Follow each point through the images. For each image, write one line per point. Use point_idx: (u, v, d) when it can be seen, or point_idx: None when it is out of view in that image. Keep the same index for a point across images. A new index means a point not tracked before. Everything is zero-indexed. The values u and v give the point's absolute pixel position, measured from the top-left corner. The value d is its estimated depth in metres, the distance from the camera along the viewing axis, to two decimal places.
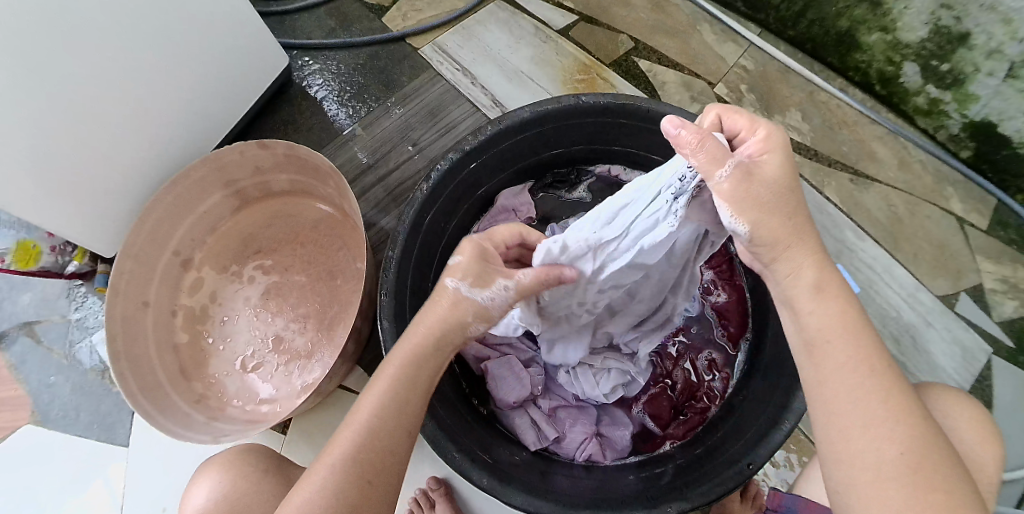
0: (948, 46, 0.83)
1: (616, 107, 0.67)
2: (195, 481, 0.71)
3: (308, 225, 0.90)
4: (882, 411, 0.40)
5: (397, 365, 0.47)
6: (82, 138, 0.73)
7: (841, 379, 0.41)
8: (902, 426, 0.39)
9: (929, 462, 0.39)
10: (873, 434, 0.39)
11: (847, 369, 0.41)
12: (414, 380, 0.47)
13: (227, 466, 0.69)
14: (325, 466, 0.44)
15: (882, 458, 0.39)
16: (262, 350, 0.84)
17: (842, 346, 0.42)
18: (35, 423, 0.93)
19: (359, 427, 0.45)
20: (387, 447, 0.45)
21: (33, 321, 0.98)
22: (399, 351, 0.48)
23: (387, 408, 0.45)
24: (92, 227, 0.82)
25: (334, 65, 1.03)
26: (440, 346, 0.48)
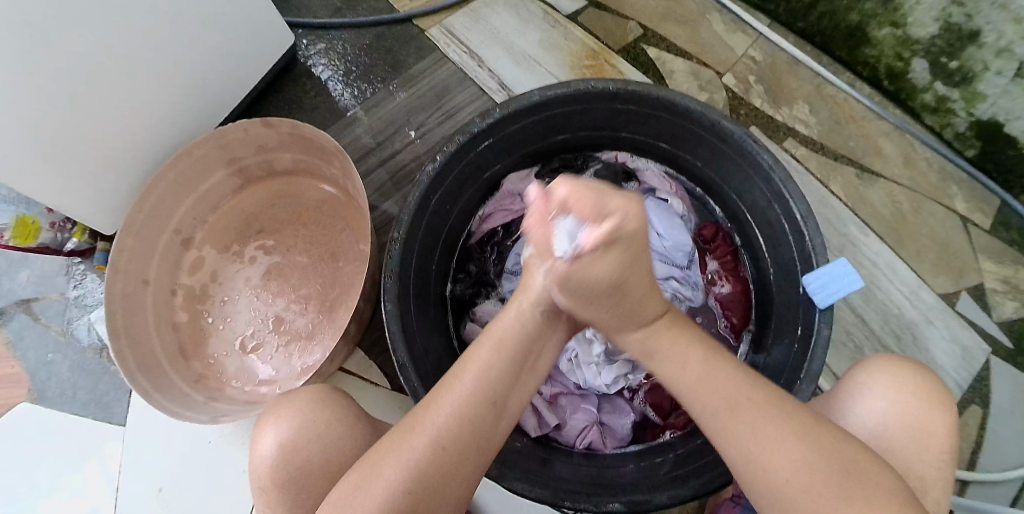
0: (958, 43, 0.82)
1: (626, 93, 0.66)
2: (265, 422, 0.60)
3: (310, 206, 0.89)
4: (767, 426, 0.43)
5: (494, 344, 0.48)
6: (81, 110, 0.72)
7: (709, 399, 0.45)
8: (786, 437, 0.42)
9: (824, 473, 0.41)
10: (756, 455, 0.42)
11: (712, 387, 0.45)
12: (511, 363, 0.47)
13: (314, 404, 0.59)
14: (417, 435, 0.43)
15: (783, 475, 0.41)
16: (262, 330, 0.84)
17: (691, 363, 0.47)
18: (32, 401, 0.93)
19: (452, 401, 0.45)
20: (477, 425, 0.44)
21: (32, 299, 0.97)
22: (499, 328, 0.49)
23: (482, 386, 0.46)
24: (84, 199, 0.80)
25: (339, 44, 1.02)
26: (533, 332, 0.49)
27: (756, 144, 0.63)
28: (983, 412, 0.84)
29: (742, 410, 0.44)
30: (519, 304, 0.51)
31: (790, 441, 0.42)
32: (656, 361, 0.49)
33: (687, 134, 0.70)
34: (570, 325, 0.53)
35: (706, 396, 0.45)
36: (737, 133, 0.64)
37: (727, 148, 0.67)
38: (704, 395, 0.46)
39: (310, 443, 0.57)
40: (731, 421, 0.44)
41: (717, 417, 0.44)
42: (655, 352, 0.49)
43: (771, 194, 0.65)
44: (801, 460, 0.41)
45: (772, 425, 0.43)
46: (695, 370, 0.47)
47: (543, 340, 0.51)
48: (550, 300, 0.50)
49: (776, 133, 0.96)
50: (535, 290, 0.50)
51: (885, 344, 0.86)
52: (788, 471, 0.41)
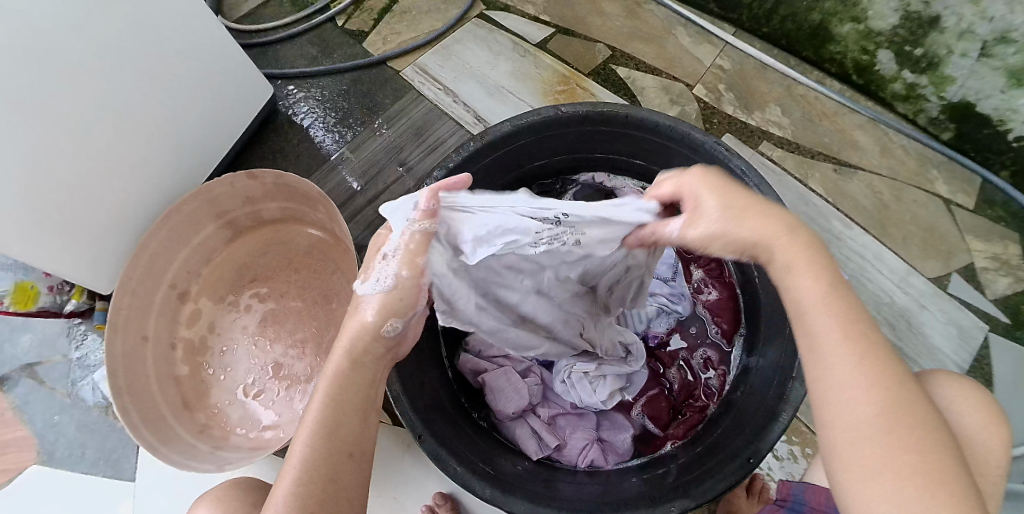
0: (920, 30, 0.84)
1: (594, 115, 0.68)
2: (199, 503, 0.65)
3: (300, 250, 0.90)
4: (864, 374, 0.39)
5: (323, 392, 0.46)
6: (71, 176, 0.74)
7: (822, 333, 0.41)
8: (875, 390, 0.39)
9: (906, 426, 0.38)
10: (840, 393, 0.39)
11: (829, 322, 0.41)
12: (343, 404, 0.46)
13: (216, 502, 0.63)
14: (273, 506, 0.42)
15: (862, 415, 0.39)
16: (262, 377, 0.85)
17: (818, 286, 0.42)
18: (41, 464, 0.94)
19: (295, 469, 0.43)
20: (332, 475, 0.43)
21: (35, 363, 0.98)
22: (325, 382, 0.47)
23: (322, 435, 0.44)
24: (79, 263, 0.81)
25: (318, 91, 1.04)
26: (361, 372, 0.47)
27: (726, 152, 0.65)
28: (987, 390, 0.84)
29: (856, 348, 0.40)
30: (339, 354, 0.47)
31: (877, 393, 0.39)
32: (795, 278, 0.43)
33: (659, 149, 0.72)
34: (392, 362, 0.51)
35: (813, 322, 0.42)
36: (706, 142, 0.66)
37: (699, 159, 0.69)
38: (811, 320, 0.42)
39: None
40: (836, 358, 0.40)
41: (832, 345, 0.40)
42: (792, 269, 0.43)
43: None
44: (885, 414, 0.38)
45: (875, 375, 0.39)
46: (821, 290, 0.42)
47: (374, 379, 0.48)
48: (379, 344, 0.47)
49: (751, 138, 0.97)
50: (350, 335, 0.47)
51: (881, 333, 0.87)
52: (874, 410, 0.38)
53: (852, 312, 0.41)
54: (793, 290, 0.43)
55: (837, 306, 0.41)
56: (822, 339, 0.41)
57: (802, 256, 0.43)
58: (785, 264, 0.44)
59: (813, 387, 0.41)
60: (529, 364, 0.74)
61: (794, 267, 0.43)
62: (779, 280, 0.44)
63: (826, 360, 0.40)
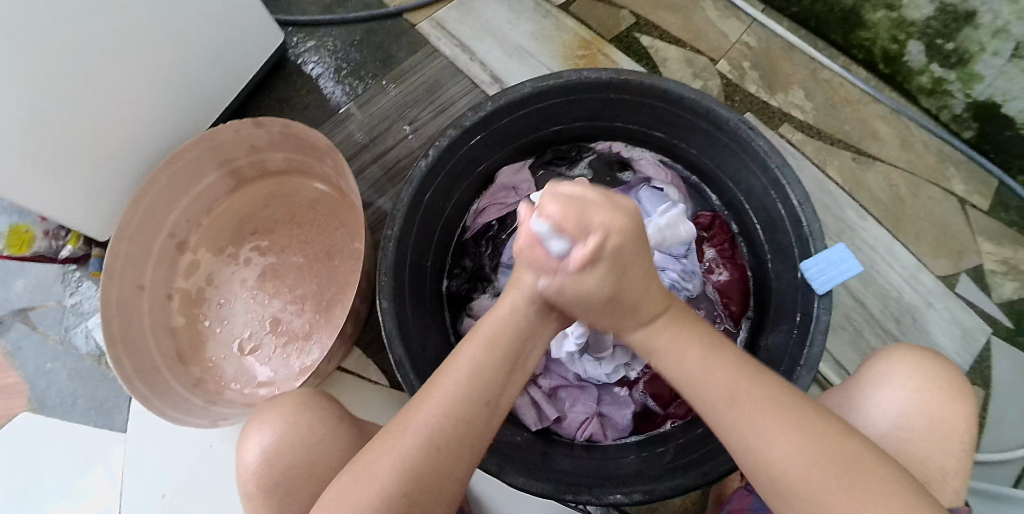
0: (954, 24, 0.82)
1: (618, 83, 0.65)
2: (251, 427, 0.60)
3: (304, 205, 0.88)
4: (766, 419, 0.40)
5: (482, 338, 0.46)
6: (72, 116, 0.71)
7: (710, 389, 0.43)
8: (788, 432, 0.40)
9: (827, 443, 0.39)
10: (757, 443, 0.40)
11: (711, 381, 0.43)
12: (500, 354, 0.46)
13: (297, 412, 0.59)
14: (410, 428, 0.42)
15: (778, 451, 0.39)
16: (259, 331, 0.83)
17: (689, 356, 0.45)
18: (32, 411, 0.93)
19: (442, 398, 0.43)
20: (470, 416, 0.43)
21: (28, 308, 0.97)
22: (490, 326, 0.47)
23: (478, 376, 0.44)
24: (76, 206, 0.79)
25: (331, 41, 1.01)
26: (520, 329, 0.47)
27: (751, 131, 0.63)
28: (985, 393, 0.84)
29: (744, 397, 0.42)
30: (506, 303, 0.48)
31: (784, 425, 0.40)
32: (672, 361, 0.45)
33: (681, 122, 0.70)
34: (555, 325, 0.50)
35: (704, 389, 0.43)
36: (732, 120, 0.63)
37: (721, 135, 0.67)
38: (701, 387, 0.43)
39: (293, 448, 0.57)
40: (733, 409, 0.42)
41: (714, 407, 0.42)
42: (656, 352, 0.46)
43: (768, 181, 0.64)
44: (802, 448, 0.39)
45: (775, 410, 0.41)
46: (695, 363, 0.44)
47: (533, 337, 0.48)
48: (543, 295, 0.48)
49: (771, 119, 0.95)
50: (526, 287, 0.48)
51: (886, 327, 0.86)
52: (787, 444, 0.39)
53: (729, 372, 0.43)
54: (673, 371, 0.45)
55: (716, 369, 0.44)
56: (715, 397, 0.43)
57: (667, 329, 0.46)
58: (656, 344, 0.46)
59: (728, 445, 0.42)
60: None
61: (670, 352, 0.45)
62: (661, 366, 0.46)
63: (722, 411, 0.42)
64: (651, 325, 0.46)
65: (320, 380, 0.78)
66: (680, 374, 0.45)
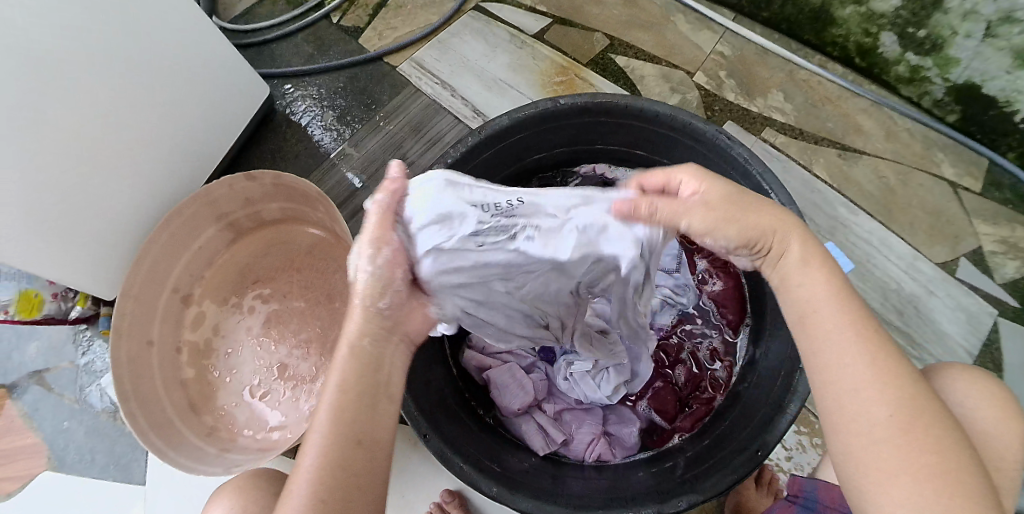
0: (923, 12, 0.83)
1: (593, 107, 0.67)
2: (213, 500, 0.65)
3: (303, 250, 0.90)
4: (869, 374, 0.40)
5: (334, 383, 0.42)
6: (72, 183, 0.74)
7: (821, 336, 0.42)
8: (890, 392, 0.39)
9: (920, 422, 0.38)
10: (859, 395, 0.40)
11: (828, 323, 0.42)
12: (354, 396, 0.42)
13: (239, 494, 0.63)
14: (290, 500, 0.39)
15: (875, 419, 0.39)
16: (267, 378, 0.85)
17: (817, 289, 0.43)
18: (52, 470, 0.94)
19: (313, 459, 0.40)
20: (346, 468, 0.40)
21: (43, 370, 0.99)
22: (335, 369, 0.43)
23: (338, 426, 0.40)
24: (82, 270, 0.81)
25: (315, 90, 1.03)
26: (366, 361, 0.43)
27: (729, 141, 0.64)
28: (998, 376, 0.83)
29: (863, 345, 0.41)
30: (346, 342, 0.44)
31: (893, 396, 0.39)
32: (791, 288, 0.45)
33: (659, 139, 0.71)
34: (409, 344, 0.47)
35: (819, 325, 0.42)
36: (709, 131, 0.65)
37: (700, 149, 0.68)
38: (817, 324, 0.42)
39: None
40: (843, 361, 0.40)
41: (828, 342, 0.41)
42: (790, 281, 0.45)
43: (750, 188, 0.65)
44: (895, 410, 0.39)
45: (884, 371, 0.40)
46: (826, 297, 0.43)
47: (385, 361, 0.45)
48: (376, 324, 0.44)
49: (753, 124, 0.96)
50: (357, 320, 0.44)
51: (888, 319, 0.86)
52: (885, 415, 0.39)
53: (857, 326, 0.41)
54: (794, 294, 0.44)
55: (838, 310, 0.42)
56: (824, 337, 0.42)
57: (802, 263, 0.44)
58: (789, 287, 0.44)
59: (824, 387, 0.41)
60: (533, 360, 0.74)
61: (787, 279, 0.45)
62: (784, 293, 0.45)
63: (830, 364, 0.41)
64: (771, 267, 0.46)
65: None
66: (801, 303, 0.44)
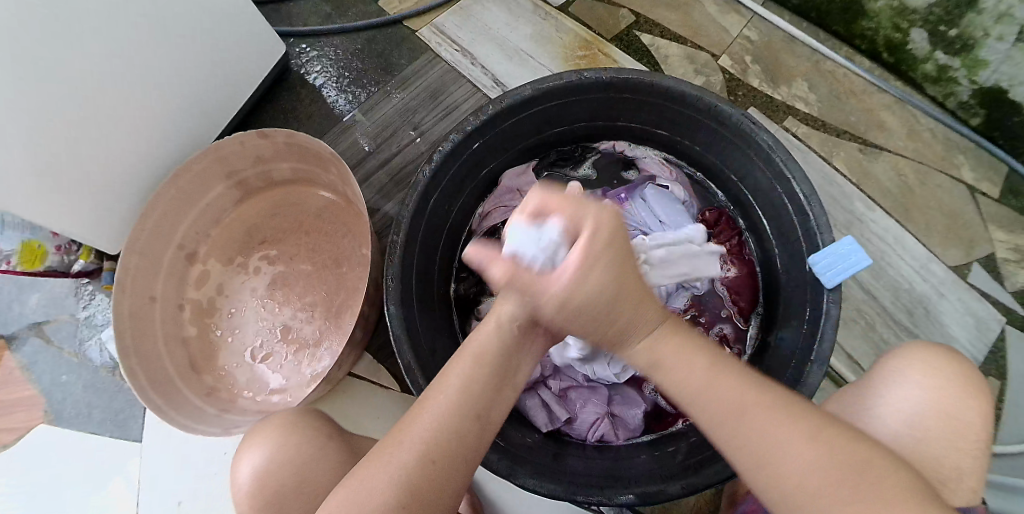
0: (957, 10, 0.81)
1: (618, 82, 0.65)
2: (244, 448, 0.63)
3: (311, 213, 0.89)
4: (771, 433, 0.40)
5: (469, 356, 0.47)
6: (78, 130, 0.72)
7: (720, 400, 0.41)
8: (802, 445, 0.39)
9: (857, 470, 0.38)
10: (771, 459, 0.39)
11: (722, 389, 0.41)
12: (485, 371, 0.46)
13: (286, 429, 0.61)
14: (402, 445, 0.43)
15: (794, 466, 0.39)
16: (270, 340, 0.84)
17: (696, 363, 0.43)
18: (50, 423, 0.94)
19: (432, 414, 0.44)
20: (460, 433, 0.43)
21: (44, 322, 0.98)
22: (476, 342, 0.48)
23: (462, 394, 0.45)
24: (88, 222, 0.80)
25: (332, 51, 1.01)
26: (503, 343, 0.48)
27: (756, 126, 0.62)
28: (1001, 384, 0.82)
29: (757, 400, 0.41)
30: (491, 320, 0.49)
31: (804, 445, 0.39)
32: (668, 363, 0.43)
33: (684, 120, 0.70)
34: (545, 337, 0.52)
35: (710, 404, 0.41)
36: (734, 114, 0.63)
37: (724, 130, 0.67)
38: (709, 401, 0.41)
39: (279, 468, 0.59)
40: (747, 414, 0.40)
41: (719, 422, 0.41)
42: (664, 363, 0.43)
43: (773, 175, 0.64)
44: (817, 461, 0.38)
45: (789, 425, 0.40)
46: (702, 374, 0.42)
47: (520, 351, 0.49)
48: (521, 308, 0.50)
49: (775, 113, 0.95)
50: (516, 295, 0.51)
51: (898, 320, 0.85)
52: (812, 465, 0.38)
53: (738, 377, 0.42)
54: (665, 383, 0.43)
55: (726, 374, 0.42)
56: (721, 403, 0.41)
57: (710, 360, 0.43)
58: (663, 353, 0.43)
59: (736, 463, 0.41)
60: None
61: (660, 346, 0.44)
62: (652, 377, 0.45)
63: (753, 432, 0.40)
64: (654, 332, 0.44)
65: (331, 387, 0.78)
66: (677, 389, 0.43)
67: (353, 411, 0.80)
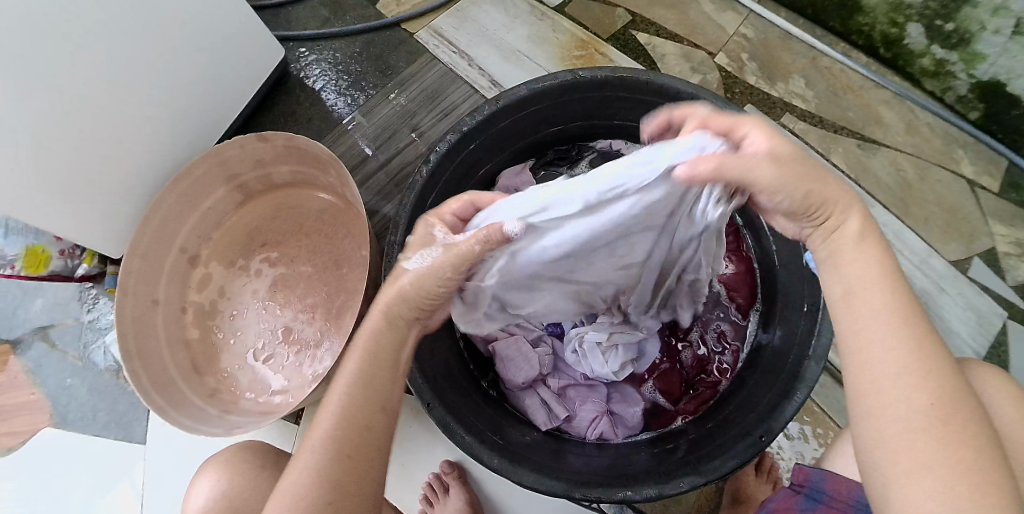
0: (953, 4, 0.81)
1: (614, 80, 0.66)
2: (196, 481, 0.69)
3: (311, 215, 0.90)
4: (904, 358, 0.37)
5: (360, 348, 0.46)
6: (78, 136, 0.72)
7: (867, 312, 0.39)
8: (926, 377, 0.36)
9: (960, 420, 0.36)
10: (886, 378, 0.37)
11: (877, 300, 0.39)
12: (381, 360, 0.46)
13: (226, 465, 0.67)
14: (307, 451, 0.42)
15: (918, 405, 0.36)
16: (271, 341, 0.85)
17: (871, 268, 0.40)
18: (55, 426, 0.94)
19: (332, 414, 0.43)
20: (367, 425, 0.43)
21: (48, 326, 0.99)
22: (363, 336, 0.47)
23: (358, 386, 0.44)
24: (90, 227, 0.81)
25: (331, 54, 1.02)
26: (395, 333, 0.47)
27: None
28: None
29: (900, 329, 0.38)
30: (381, 311, 0.48)
31: (925, 385, 0.36)
32: (839, 268, 0.42)
33: None
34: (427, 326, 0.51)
35: (858, 305, 0.40)
36: None
37: None
38: (858, 303, 0.40)
39: (226, 496, 0.65)
40: (884, 353, 0.38)
41: (881, 324, 0.38)
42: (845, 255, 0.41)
43: None
44: (934, 401, 0.36)
45: (918, 361, 0.37)
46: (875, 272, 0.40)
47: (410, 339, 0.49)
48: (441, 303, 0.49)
49: (773, 110, 0.95)
50: (398, 289, 0.48)
51: None
52: (927, 400, 0.36)
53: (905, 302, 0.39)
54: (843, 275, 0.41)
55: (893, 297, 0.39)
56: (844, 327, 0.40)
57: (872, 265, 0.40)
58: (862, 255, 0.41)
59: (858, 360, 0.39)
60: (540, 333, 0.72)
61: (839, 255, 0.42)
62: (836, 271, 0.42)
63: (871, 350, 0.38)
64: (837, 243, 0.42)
65: None
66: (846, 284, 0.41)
67: None
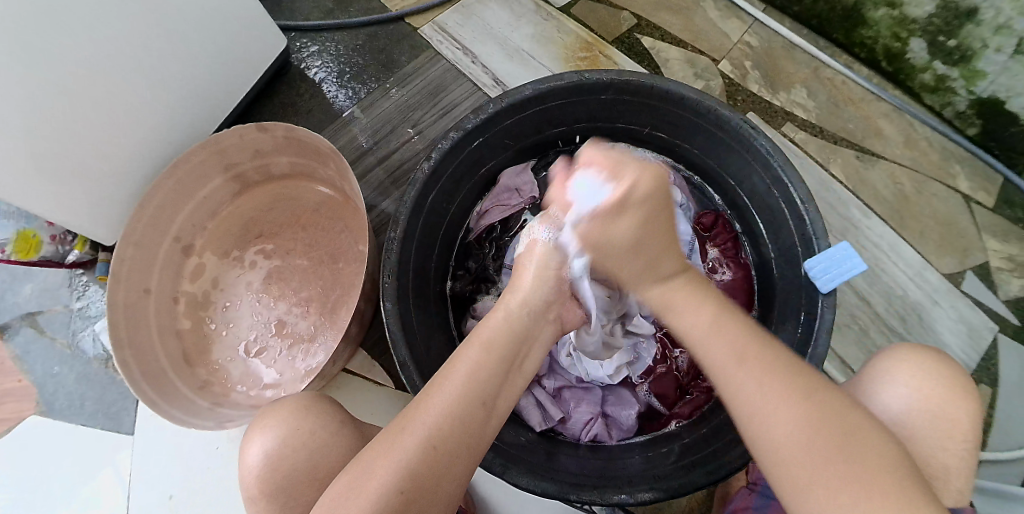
0: (956, 21, 0.81)
1: (619, 84, 0.66)
2: (253, 430, 0.60)
3: (309, 208, 0.89)
4: (766, 383, 0.41)
5: (480, 343, 0.48)
6: (74, 121, 0.71)
7: (720, 350, 0.44)
8: (791, 395, 0.40)
9: (831, 428, 0.39)
10: (760, 410, 0.40)
11: (720, 339, 0.45)
12: (496, 357, 0.47)
13: (303, 417, 0.58)
14: (409, 431, 0.43)
15: (782, 431, 0.39)
16: (265, 334, 0.84)
17: (702, 315, 0.47)
18: (41, 414, 0.93)
19: (443, 401, 0.44)
20: (468, 419, 0.44)
21: (37, 312, 0.97)
22: (485, 330, 0.49)
23: (474, 380, 0.45)
24: (84, 213, 0.80)
25: (333, 46, 1.01)
26: (515, 332, 0.49)
27: (753, 130, 0.63)
28: (992, 392, 0.83)
29: (749, 359, 0.43)
30: (501, 309, 0.51)
31: (794, 398, 0.40)
32: (680, 313, 0.48)
33: (683, 122, 0.70)
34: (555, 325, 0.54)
35: (710, 350, 0.45)
36: (733, 119, 0.63)
37: (723, 134, 0.67)
38: (707, 349, 0.45)
39: (294, 452, 0.57)
40: (740, 371, 0.42)
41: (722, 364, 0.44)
42: (674, 305, 0.49)
43: (769, 179, 0.64)
44: (804, 417, 0.39)
45: (780, 379, 0.41)
46: (715, 328, 0.45)
47: (528, 340, 0.50)
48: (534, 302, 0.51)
49: (774, 118, 0.95)
50: (525, 286, 0.52)
51: (890, 326, 0.86)
52: (793, 424, 0.39)
53: (752, 331, 0.45)
54: (681, 325, 0.48)
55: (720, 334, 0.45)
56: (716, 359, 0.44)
57: (713, 318, 0.46)
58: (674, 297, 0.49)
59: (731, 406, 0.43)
60: None
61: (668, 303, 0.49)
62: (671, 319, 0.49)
63: (728, 370, 0.43)
64: (670, 281, 0.50)
65: (326, 382, 0.78)
66: (701, 344, 0.45)
67: (345, 406, 0.80)
